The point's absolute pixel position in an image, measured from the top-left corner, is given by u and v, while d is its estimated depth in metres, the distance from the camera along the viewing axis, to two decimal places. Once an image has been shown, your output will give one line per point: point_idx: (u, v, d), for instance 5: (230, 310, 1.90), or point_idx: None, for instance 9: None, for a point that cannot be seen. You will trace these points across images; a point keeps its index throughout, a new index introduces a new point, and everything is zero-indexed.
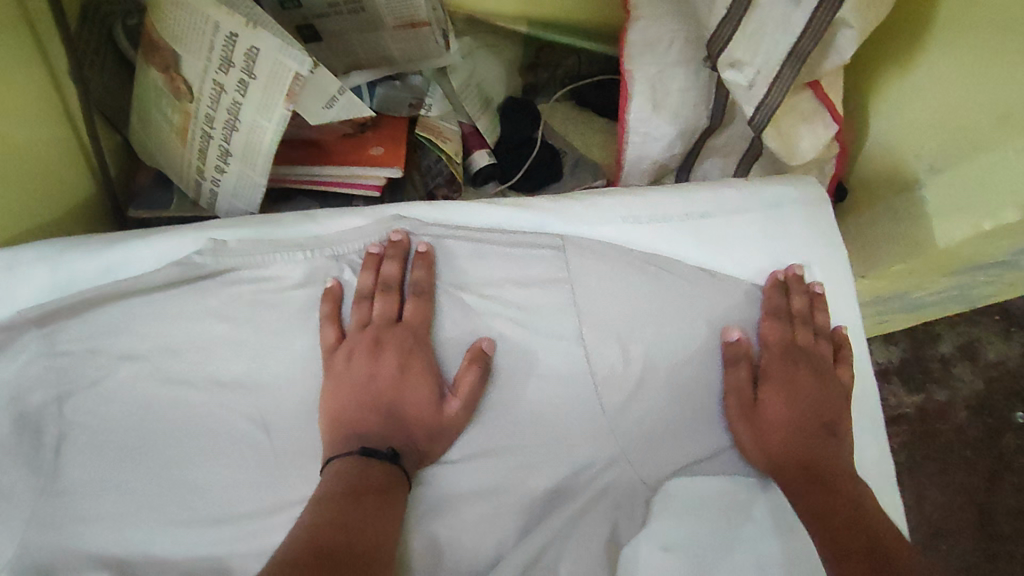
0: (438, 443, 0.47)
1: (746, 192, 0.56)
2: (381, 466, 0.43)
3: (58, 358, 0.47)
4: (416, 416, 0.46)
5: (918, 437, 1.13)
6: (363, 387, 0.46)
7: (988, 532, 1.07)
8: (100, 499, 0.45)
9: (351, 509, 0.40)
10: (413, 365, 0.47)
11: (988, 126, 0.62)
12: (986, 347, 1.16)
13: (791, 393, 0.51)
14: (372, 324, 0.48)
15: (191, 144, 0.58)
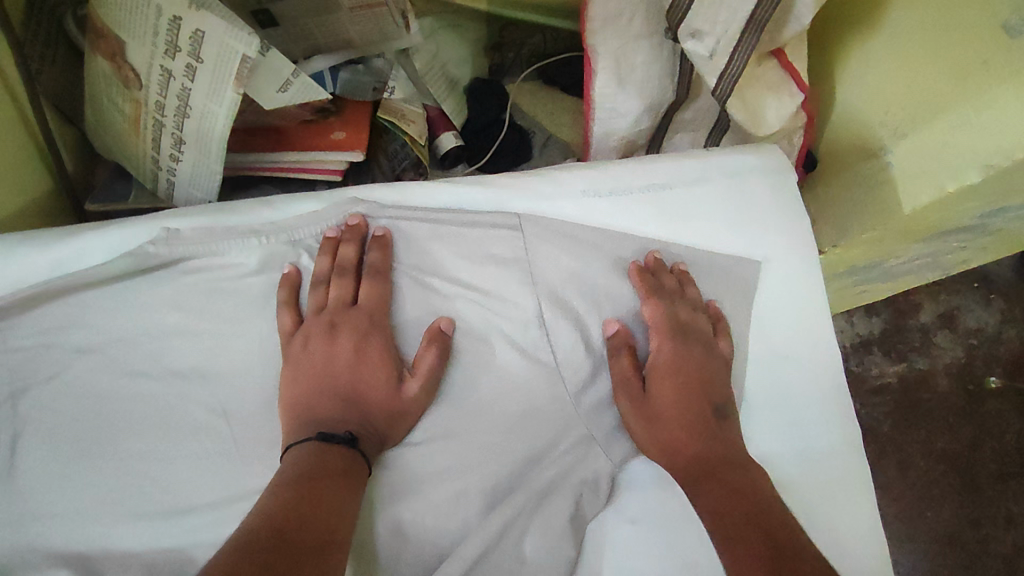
0: (399, 425, 0.46)
1: (708, 164, 0.55)
2: (339, 449, 0.43)
3: (10, 355, 0.46)
4: (376, 399, 0.46)
5: (900, 406, 1.14)
6: (321, 372, 0.46)
7: (969, 496, 1.09)
8: (58, 495, 0.44)
9: (307, 492, 0.40)
10: (372, 347, 0.47)
11: (946, 83, 0.62)
12: (965, 314, 1.17)
13: (667, 381, 0.48)
14: (327, 309, 0.48)
15: (144, 134, 0.56)
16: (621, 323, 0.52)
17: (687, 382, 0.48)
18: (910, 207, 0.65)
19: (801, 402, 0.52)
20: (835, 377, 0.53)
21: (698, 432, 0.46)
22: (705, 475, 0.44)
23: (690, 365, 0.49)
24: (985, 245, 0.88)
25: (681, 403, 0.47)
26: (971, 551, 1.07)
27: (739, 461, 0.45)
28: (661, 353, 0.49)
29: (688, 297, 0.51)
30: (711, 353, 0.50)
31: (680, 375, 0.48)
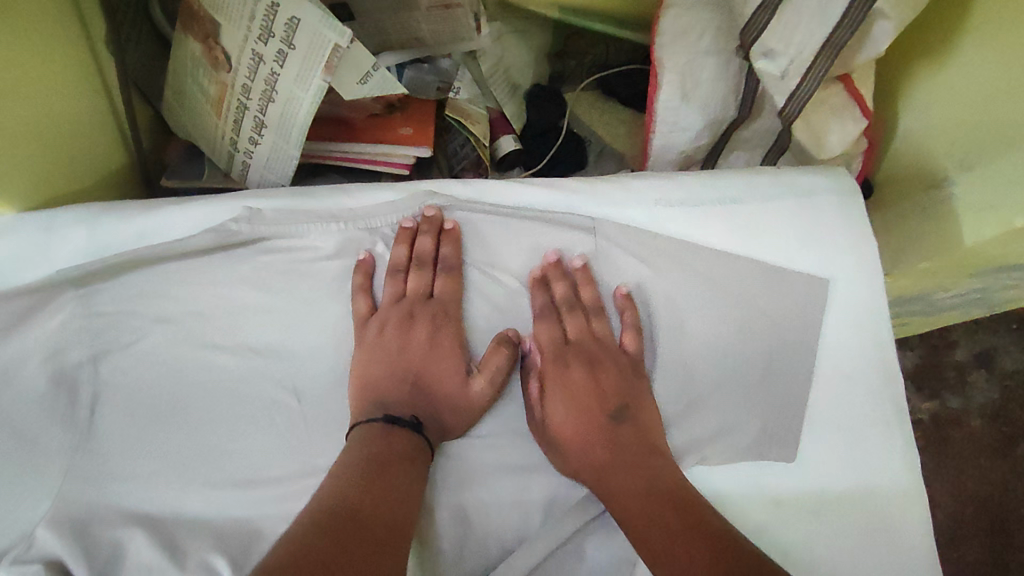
0: (463, 415, 0.47)
1: (781, 180, 0.56)
2: (402, 433, 0.44)
3: (93, 318, 0.48)
4: (445, 389, 0.47)
5: (931, 443, 1.12)
6: (394, 358, 0.47)
7: (999, 539, 1.08)
8: (132, 457, 0.45)
9: (379, 490, 0.40)
10: (443, 340, 0.48)
11: (1019, 123, 0.62)
12: (1002, 356, 1.15)
13: (560, 396, 0.48)
14: (406, 298, 0.49)
15: (226, 116, 0.57)
16: (686, 335, 0.52)
17: (567, 408, 0.48)
18: (970, 241, 0.66)
19: (864, 425, 0.52)
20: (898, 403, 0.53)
21: (616, 465, 0.45)
22: (636, 514, 0.43)
23: (572, 377, 0.49)
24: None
25: (584, 435, 0.47)
26: None
27: (655, 491, 0.43)
28: (540, 339, 0.50)
29: (587, 290, 0.51)
30: (601, 351, 0.50)
31: (567, 401, 0.48)
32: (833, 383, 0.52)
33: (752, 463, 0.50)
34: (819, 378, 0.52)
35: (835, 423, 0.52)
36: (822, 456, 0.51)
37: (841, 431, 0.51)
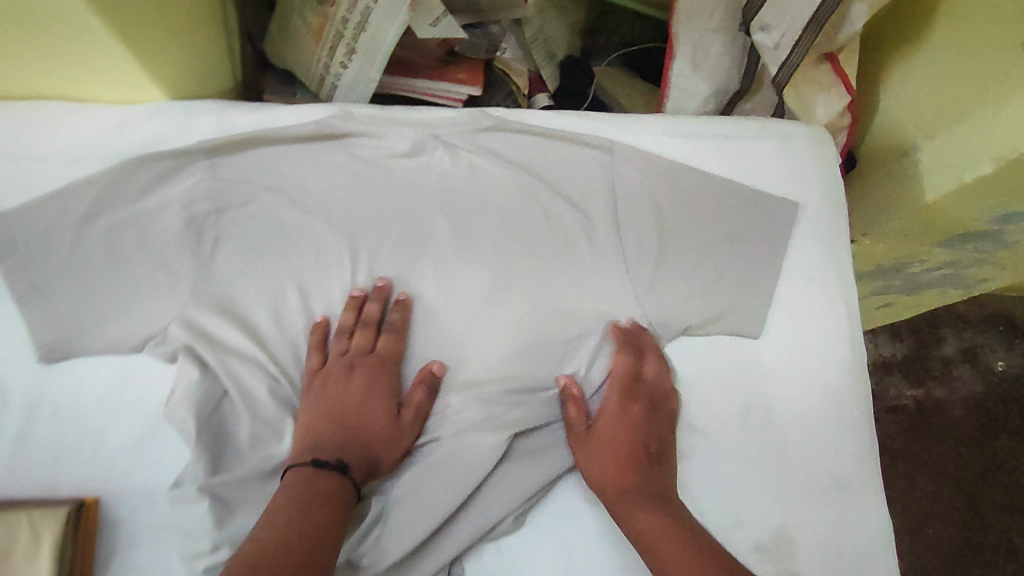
0: (390, 452, 0.56)
1: (767, 126, 0.70)
2: (326, 475, 0.52)
3: (218, 182, 0.61)
4: (375, 430, 0.56)
5: (916, 428, 1.23)
6: (335, 401, 0.57)
7: (974, 521, 1.17)
8: (244, 286, 0.59)
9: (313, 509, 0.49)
10: (378, 388, 0.58)
11: (972, 95, 0.73)
12: (988, 354, 1.28)
13: (614, 424, 0.59)
14: (348, 354, 0.59)
15: (324, 45, 0.71)
16: (680, 237, 0.65)
17: (609, 455, 0.57)
18: (931, 196, 0.77)
19: (819, 322, 0.65)
20: (849, 306, 0.66)
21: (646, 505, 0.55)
22: (662, 543, 0.53)
23: (630, 416, 0.59)
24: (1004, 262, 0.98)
25: (623, 474, 0.57)
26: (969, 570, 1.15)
27: (671, 530, 0.53)
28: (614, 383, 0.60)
29: (655, 356, 0.61)
30: (660, 404, 0.60)
31: (608, 449, 0.58)
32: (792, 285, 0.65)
33: (724, 334, 0.63)
34: (784, 279, 0.65)
35: (793, 315, 0.64)
36: (783, 340, 0.64)
37: (798, 321, 0.64)
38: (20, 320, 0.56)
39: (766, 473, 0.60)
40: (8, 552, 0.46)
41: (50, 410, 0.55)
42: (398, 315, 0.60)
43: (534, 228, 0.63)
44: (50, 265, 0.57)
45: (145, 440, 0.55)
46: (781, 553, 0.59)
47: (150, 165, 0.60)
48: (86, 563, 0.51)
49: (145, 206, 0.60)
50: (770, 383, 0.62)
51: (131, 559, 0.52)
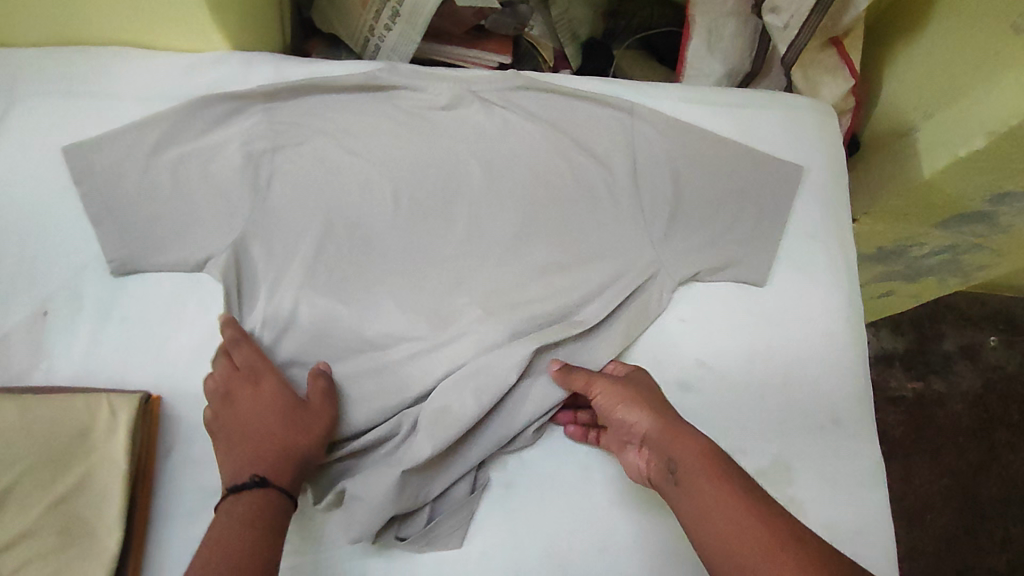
0: (309, 437, 0.55)
1: (775, 98, 0.76)
2: (251, 490, 0.51)
3: (275, 124, 0.67)
4: (275, 425, 0.55)
5: (915, 419, 1.27)
6: (231, 430, 0.54)
7: (971, 511, 1.22)
8: (296, 218, 0.64)
9: (252, 524, 0.49)
10: (266, 389, 0.56)
11: (968, 76, 0.79)
12: (987, 351, 1.32)
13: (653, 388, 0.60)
14: (222, 380, 0.56)
15: (370, 8, 0.77)
16: (694, 191, 0.69)
17: (644, 401, 0.57)
18: (928, 171, 0.83)
19: (818, 278, 0.70)
20: (845, 265, 0.71)
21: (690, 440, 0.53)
22: (699, 475, 0.51)
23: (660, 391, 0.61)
24: (999, 248, 0.99)
25: (665, 415, 0.56)
26: (963, 558, 1.19)
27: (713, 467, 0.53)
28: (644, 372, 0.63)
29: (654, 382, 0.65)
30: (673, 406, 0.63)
31: (645, 397, 0.57)
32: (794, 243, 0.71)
33: (731, 283, 0.69)
34: (789, 238, 0.71)
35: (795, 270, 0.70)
36: (785, 293, 0.69)
37: (799, 275, 0.70)
38: (94, 238, 0.62)
39: (766, 409, 0.65)
40: (89, 428, 0.52)
41: (120, 321, 0.60)
42: (434, 251, 0.66)
43: (558, 179, 0.69)
44: (119, 190, 0.63)
45: (204, 351, 0.60)
46: (781, 482, 0.63)
47: (212, 105, 0.65)
48: (148, 454, 0.56)
49: (207, 142, 0.65)
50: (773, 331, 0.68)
51: (189, 453, 0.58)
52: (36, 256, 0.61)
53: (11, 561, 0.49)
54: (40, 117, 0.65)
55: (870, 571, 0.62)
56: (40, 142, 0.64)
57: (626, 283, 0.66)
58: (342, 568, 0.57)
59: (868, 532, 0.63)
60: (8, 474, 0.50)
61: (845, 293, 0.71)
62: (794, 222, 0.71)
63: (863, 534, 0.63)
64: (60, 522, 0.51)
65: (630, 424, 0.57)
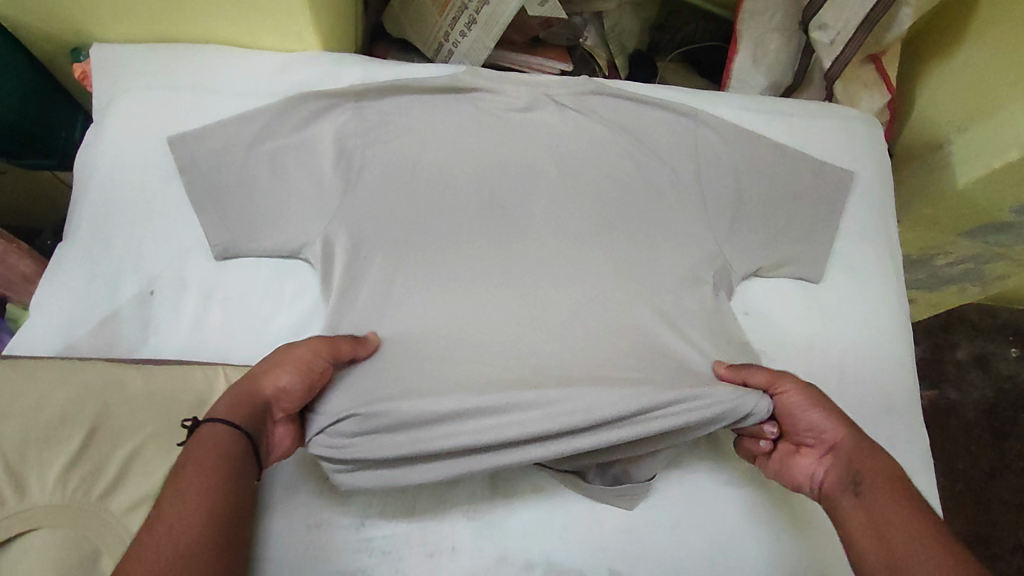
0: (274, 378, 0.55)
1: (826, 109, 0.82)
2: (206, 433, 0.50)
3: (364, 120, 0.71)
4: (251, 372, 0.55)
5: (929, 426, 1.30)
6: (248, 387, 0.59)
7: (984, 518, 1.22)
8: (383, 209, 0.68)
9: (205, 465, 0.48)
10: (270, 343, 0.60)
11: (1002, 92, 0.85)
12: (999, 361, 1.35)
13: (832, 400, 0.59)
14: None
15: (448, 15, 0.83)
16: (754, 191, 0.73)
17: (835, 413, 0.57)
18: (964, 181, 0.88)
19: (867, 278, 0.74)
20: (894, 267, 0.76)
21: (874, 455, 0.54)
22: (886, 491, 0.51)
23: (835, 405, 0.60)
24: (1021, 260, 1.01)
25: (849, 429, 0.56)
26: (979, 564, 1.19)
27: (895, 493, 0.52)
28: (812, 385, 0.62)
29: None
30: None
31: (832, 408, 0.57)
32: (847, 243, 0.75)
33: (789, 280, 0.74)
34: (841, 239, 0.75)
35: (845, 269, 0.74)
36: (837, 291, 0.73)
37: (851, 275, 0.74)
38: (197, 224, 0.68)
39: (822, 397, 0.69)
40: (206, 397, 0.57)
41: (220, 301, 0.66)
42: (510, 242, 0.70)
43: (628, 178, 0.73)
44: (223, 179, 0.68)
45: (301, 331, 0.66)
46: None
47: (309, 102, 0.70)
48: None
49: (302, 136, 0.69)
50: (825, 326, 0.72)
51: None
52: (144, 239, 0.67)
53: (134, 524, 0.52)
54: (148, 115, 0.71)
55: None
56: (151, 136, 0.71)
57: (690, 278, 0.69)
58: (432, 536, 0.60)
59: None
60: (134, 437, 0.54)
61: (892, 292, 0.75)
62: (845, 225, 0.76)
63: None
64: None
65: (815, 432, 0.57)
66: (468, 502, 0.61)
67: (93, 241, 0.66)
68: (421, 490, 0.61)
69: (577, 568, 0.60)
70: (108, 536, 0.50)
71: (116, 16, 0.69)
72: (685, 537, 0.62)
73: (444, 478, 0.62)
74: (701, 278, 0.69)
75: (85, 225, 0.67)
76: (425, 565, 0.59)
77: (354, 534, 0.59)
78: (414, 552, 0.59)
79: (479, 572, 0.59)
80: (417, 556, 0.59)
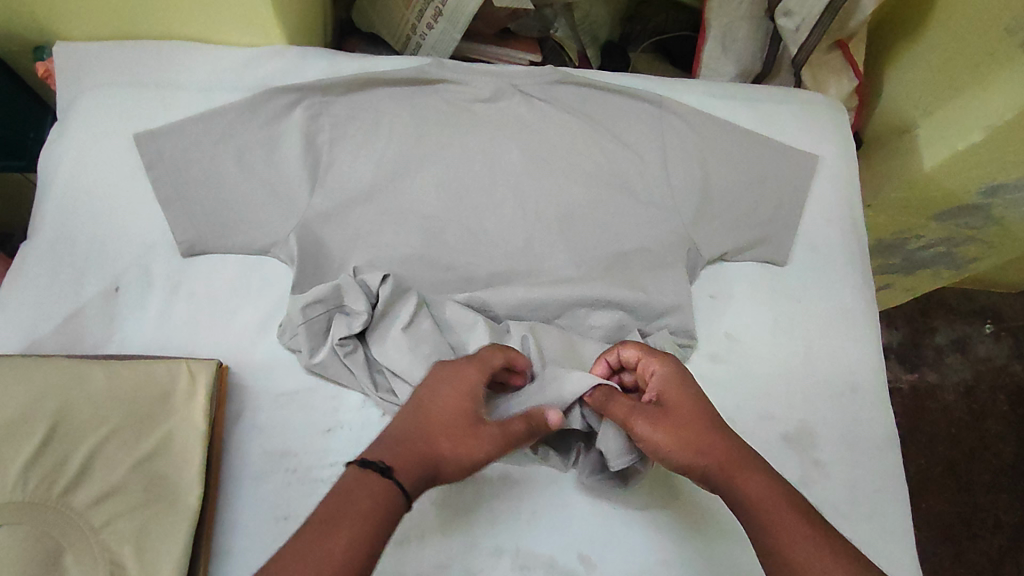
0: (457, 458, 0.50)
1: (792, 93, 0.83)
2: (375, 476, 0.46)
3: (330, 113, 0.71)
4: (448, 434, 0.51)
5: (909, 408, 1.31)
6: (429, 403, 0.52)
7: (963, 498, 1.24)
8: (348, 201, 0.68)
9: (365, 513, 0.43)
10: (479, 386, 0.54)
11: (962, 77, 0.86)
12: (977, 344, 1.37)
13: (667, 389, 0.54)
14: (479, 360, 0.56)
15: (414, 8, 0.83)
16: (720, 177, 0.73)
17: (699, 425, 0.51)
18: (929, 164, 0.88)
19: (833, 260, 0.75)
20: (859, 246, 0.77)
21: (748, 460, 0.50)
22: (757, 514, 0.46)
23: (676, 388, 0.54)
24: (991, 241, 1.03)
25: (718, 431, 0.51)
26: (959, 544, 1.20)
27: (755, 505, 0.47)
28: (656, 371, 0.56)
29: (650, 363, 0.57)
30: (687, 389, 0.54)
31: (684, 409, 0.52)
32: (812, 225, 0.76)
33: (756, 263, 0.74)
34: (807, 221, 0.76)
35: (812, 250, 0.75)
36: (804, 273, 0.74)
37: (818, 256, 0.75)
38: (163, 220, 0.68)
39: (789, 378, 0.70)
40: (171, 390, 0.57)
41: (186, 295, 0.66)
42: (479, 230, 0.70)
43: (595, 164, 0.73)
44: (188, 176, 0.68)
45: (268, 324, 0.66)
46: (805, 445, 0.68)
47: (273, 96, 0.69)
48: (219, 421, 0.60)
49: (267, 130, 0.69)
50: (793, 309, 0.73)
51: (258, 418, 0.62)
52: (109, 236, 0.67)
53: (97, 518, 0.51)
54: (112, 112, 0.71)
55: (883, 532, 0.65)
56: (115, 133, 0.70)
57: (657, 263, 0.70)
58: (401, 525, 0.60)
59: (888, 494, 0.67)
60: (97, 432, 0.54)
61: (857, 271, 0.76)
62: (811, 209, 0.77)
63: (883, 495, 0.67)
64: (142, 482, 0.53)
65: (682, 463, 0.51)
66: (437, 490, 0.61)
67: (57, 239, 0.66)
68: None
69: (546, 552, 0.60)
70: (69, 532, 0.50)
71: (78, 14, 0.69)
72: (654, 520, 0.62)
73: None
74: (668, 264, 0.70)
75: (46, 225, 0.67)
76: (394, 554, 0.59)
77: None
78: None
79: (449, 560, 0.59)
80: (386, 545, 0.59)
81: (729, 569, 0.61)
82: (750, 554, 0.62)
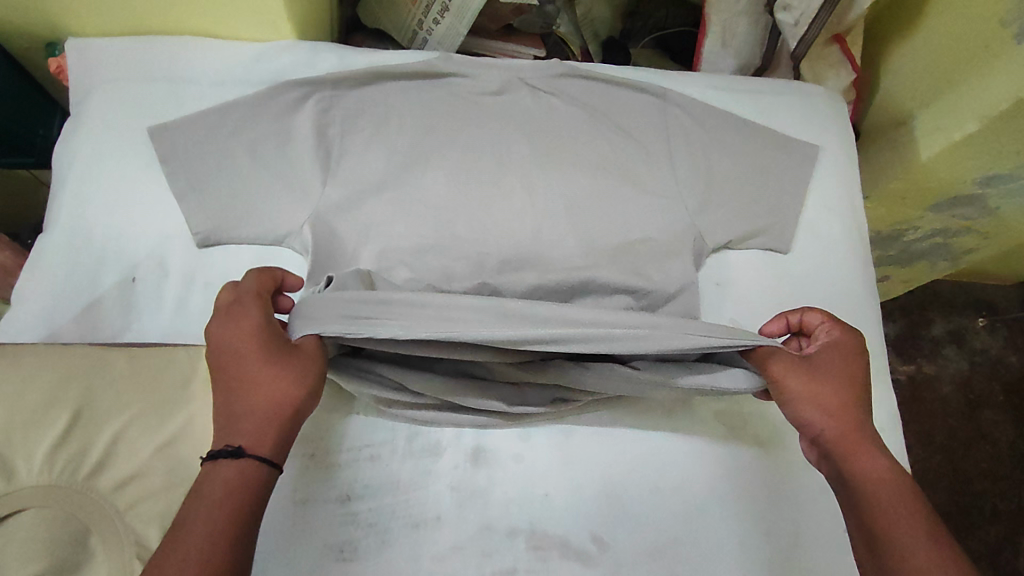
0: (293, 384, 0.52)
1: (795, 86, 0.85)
2: (226, 462, 0.48)
3: (340, 106, 0.72)
4: (262, 374, 0.51)
5: (906, 400, 1.34)
6: (227, 363, 0.52)
7: (962, 487, 1.26)
8: (359, 191, 0.69)
9: (223, 497, 0.46)
10: (257, 318, 0.54)
11: (957, 69, 0.88)
12: (973, 336, 1.39)
13: (834, 355, 0.58)
14: (240, 300, 0.55)
15: (420, 4, 0.85)
16: (723, 166, 0.75)
17: (847, 398, 0.55)
18: (927, 154, 0.90)
19: (835, 247, 0.77)
20: (859, 234, 0.79)
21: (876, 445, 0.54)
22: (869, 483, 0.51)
23: (840, 360, 0.57)
24: (987, 232, 1.05)
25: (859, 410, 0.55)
26: (959, 532, 1.22)
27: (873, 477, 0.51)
28: (832, 337, 0.59)
29: (828, 331, 0.60)
30: (851, 365, 0.57)
31: (839, 375, 0.56)
32: (814, 214, 0.78)
33: (760, 251, 0.76)
34: (808, 210, 0.78)
35: (814, 238, 0.77)
36: (806, 260, 0.76)
37: (820, 244, 0.77)
38: (177, 212, 0.69)
39: None
40: (191, 375, 0.59)
41: (202, 285, 0.67)
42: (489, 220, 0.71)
43: (601, 156, 0.75)
44: (202, 168, 0.69)
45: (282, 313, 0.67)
46: None
47: (286, 90, 0.71)
48: None
49: (279, 122, 0.70)
50: (796, 295, 0.74)
51: None
52: (123, 228, 0.68)
53: (121, 502, 0.52)
54: (124, 106, 0.72)
55: None
56: (128, 127, 0.71)
57: (664, 251, 0.71)
58: (417, 507, 0.61)
59: None
60: (119, 418, 0.55)
61: (857, 259, 0.77)
62: (812, 198, 0.79)
63: None
64: (164, 464, 0.55)
65: (809, 419, 0.55)
66: (452, 473, 0.63)
67: (72, 231, 0.67)
68: (406, 463, 0.63)
69: (560, 532, 0.61)
70: (93, 515, 0.51)
71: (91, 10, 0.70)
72: (665, 501, 0.63)
73: (427, 451, 0.63)
74: (674, 251, 0.71)
75: (62, 218, 0.68)
76: (410, 536, 0.60)
77: (340, 508, 0.60)
78: (400, 523, 0.60)
79: (465, 541, 0.60)
80: (403, 527, 0.60)
81: (740, 549, 0.62)
82: (760, 533, 0.63)
